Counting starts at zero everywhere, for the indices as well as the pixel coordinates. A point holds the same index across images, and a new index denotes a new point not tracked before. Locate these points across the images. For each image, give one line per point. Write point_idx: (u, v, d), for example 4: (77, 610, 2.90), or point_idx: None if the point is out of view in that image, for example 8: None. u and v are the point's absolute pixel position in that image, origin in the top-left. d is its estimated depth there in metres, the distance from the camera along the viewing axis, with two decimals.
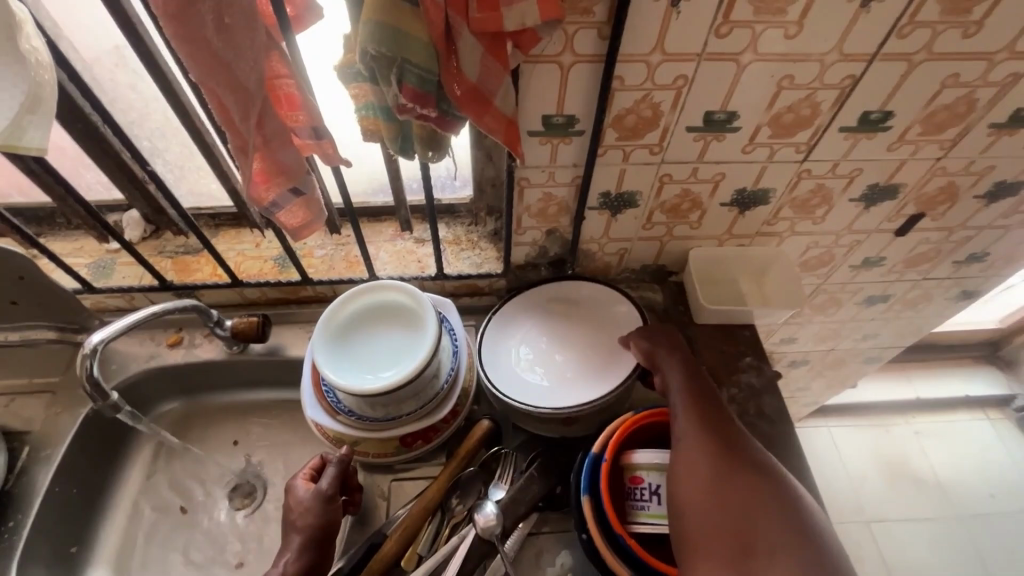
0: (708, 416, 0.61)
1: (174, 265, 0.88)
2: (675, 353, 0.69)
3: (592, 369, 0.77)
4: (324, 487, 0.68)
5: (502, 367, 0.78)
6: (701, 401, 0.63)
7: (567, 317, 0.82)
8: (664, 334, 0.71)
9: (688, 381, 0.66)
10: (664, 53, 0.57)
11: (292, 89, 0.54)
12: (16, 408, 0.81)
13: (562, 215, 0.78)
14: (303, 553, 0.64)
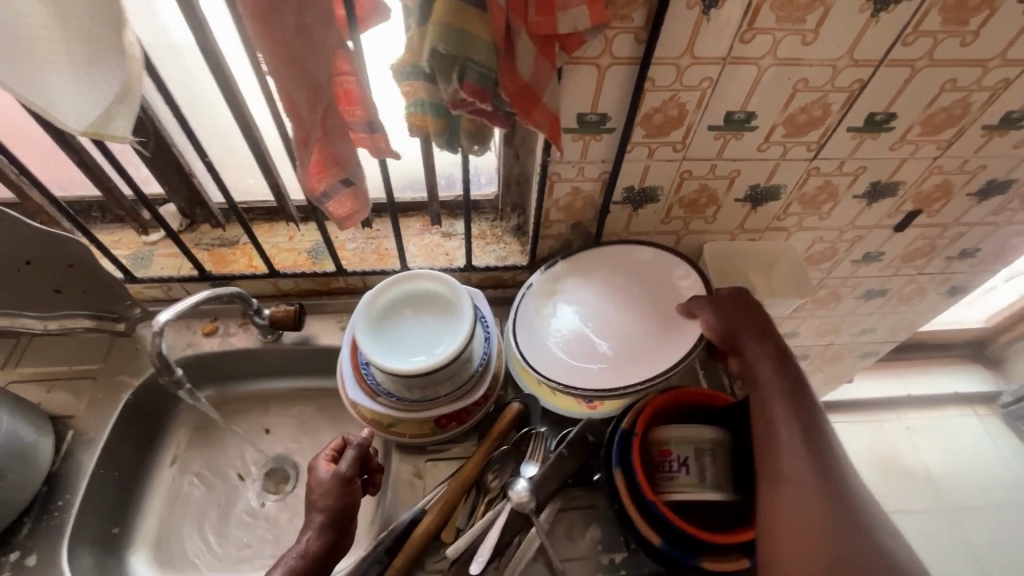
0: (805, 413, 0.61)
1: (211, 257, 0.91)
2: (766, 336, 0.68)
3: (646, 344, 0.77)
4: (343, 471, 0.69)
5: (546, 348, 0.78)
6: (796, 394, 0.62)
7: (618, 288, 0.82)
8: (751, 313, 0.69)
9: (781, 366, 0.65)
10: (693, 56, 0.63)
11: (351, 86, 0.59)
12: (57, 395, 0.83)
13: (588, 209, 0.83)
14: (324, 533, 0.65)
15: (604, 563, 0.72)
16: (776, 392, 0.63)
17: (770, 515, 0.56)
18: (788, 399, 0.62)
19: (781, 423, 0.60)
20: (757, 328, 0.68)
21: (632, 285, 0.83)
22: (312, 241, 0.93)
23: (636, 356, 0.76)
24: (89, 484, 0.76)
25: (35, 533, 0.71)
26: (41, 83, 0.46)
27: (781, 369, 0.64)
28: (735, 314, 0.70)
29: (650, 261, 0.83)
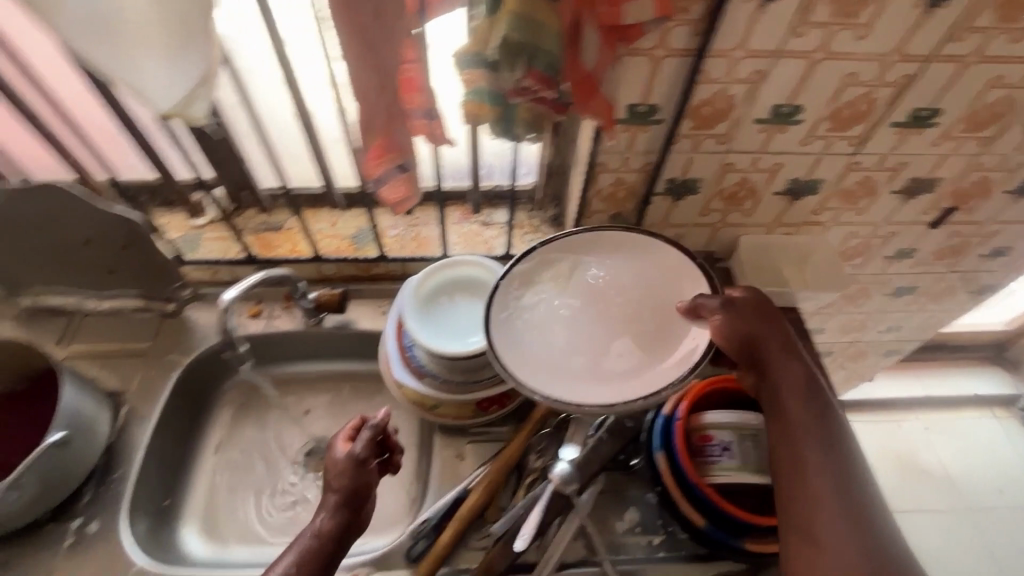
0: (834, 450, 0.59)
1: (256, 241, 0.93)
2: (793, 359, 0.63)
3: (644, 350, 0.68)
4: (359, 451, 0.67)
5: (530, 351, 0.68)
6: (824, 426, 0.60)
7: (614, 281, 0.73)
8: (779, 331, 0.64)
9: (807, 394, 0.62)
10: (746, 49, 0.64)
11: (414, 72, 0.60)
12: (110, 372, 0.86)
13: (629, 199, 0.84)
14: (337, 512, 0.64)
15: (643, 544, 0.74)
16: (805, 426, 0.60)
17: (804, 565, 0.53)
18: (816, 434, 0.59)
19: (814, 478, 0.57)
20: (784, 348, 0.64)
21: (631, 275, 0.73)
22: (354, 227, 0.95)
23: (633, 363, 0.67)
24: (145, 456, 0.78)
25: (96, 501, 0.74)
26: (135, 62, 0.49)
27: (807, 399, 0.61)
28: (762, 330, 0.64)
29: (656, 247, 0.74)
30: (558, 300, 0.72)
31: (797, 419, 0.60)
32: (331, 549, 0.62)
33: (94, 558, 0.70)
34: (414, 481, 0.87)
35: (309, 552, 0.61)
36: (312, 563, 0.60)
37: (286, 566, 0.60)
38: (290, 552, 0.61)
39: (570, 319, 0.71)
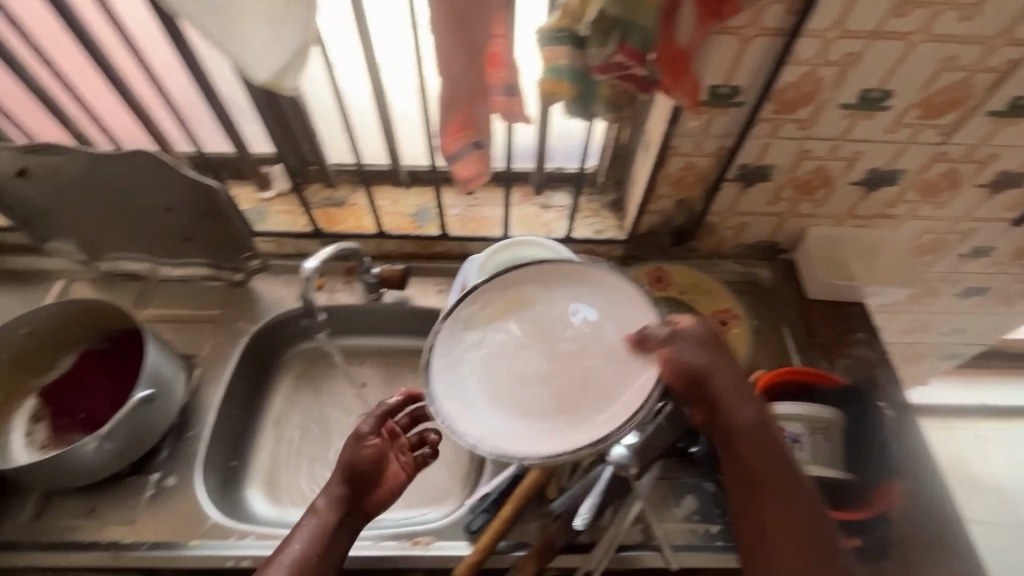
0: (791, 491, 0.58)
1: (321, 216, 0.95)
2: (744, 397, 0.61)
3: (591, 387, 0.62)
4: (365, 431, 0.68)
5: (470, 399, 0.64)
6: (777, 467, 0.59)
7: (559, 314, 0.68)
8: (727, 368, 0.61)
9: (758, 433, 0.60)
10: (841, 29, 0.62)
11: (500, 47, 0.59)
12: (182, 336, 0.89)
13: (697, 184, 0.83)
14: (332, 484, 0.66)
15: (700, 533, 0.74)
16: (759, 472, 0.58)
17: None
18: (772, 479, 0.58)
19: (774, 535, 0.57)
20: (734, 385, 0.61)
21: (575, 310, 0.68)
22: (415, 205, 0.96)
23: (579, 404, 0.62)
24: (217, 417, 0.82)
25: (174, 456, 0.77)
26: (239, 28, 0.50)
27: (760, 441, 0.60)
28: (710, 370, 0.60)
29: (604, 279, 0.69)
30: (502, 340, 0.68)
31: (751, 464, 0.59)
32: (332, 527, 0.63)
33: (173, 507, 0.73)
34: (468, 457, 0.88)
35: (316, 529, 0.63)
36: (314, 540, 0.62)
37: (294, 549, 0.61)
38: (296, 530, 0.63)
39: (514, 358, 0.67)
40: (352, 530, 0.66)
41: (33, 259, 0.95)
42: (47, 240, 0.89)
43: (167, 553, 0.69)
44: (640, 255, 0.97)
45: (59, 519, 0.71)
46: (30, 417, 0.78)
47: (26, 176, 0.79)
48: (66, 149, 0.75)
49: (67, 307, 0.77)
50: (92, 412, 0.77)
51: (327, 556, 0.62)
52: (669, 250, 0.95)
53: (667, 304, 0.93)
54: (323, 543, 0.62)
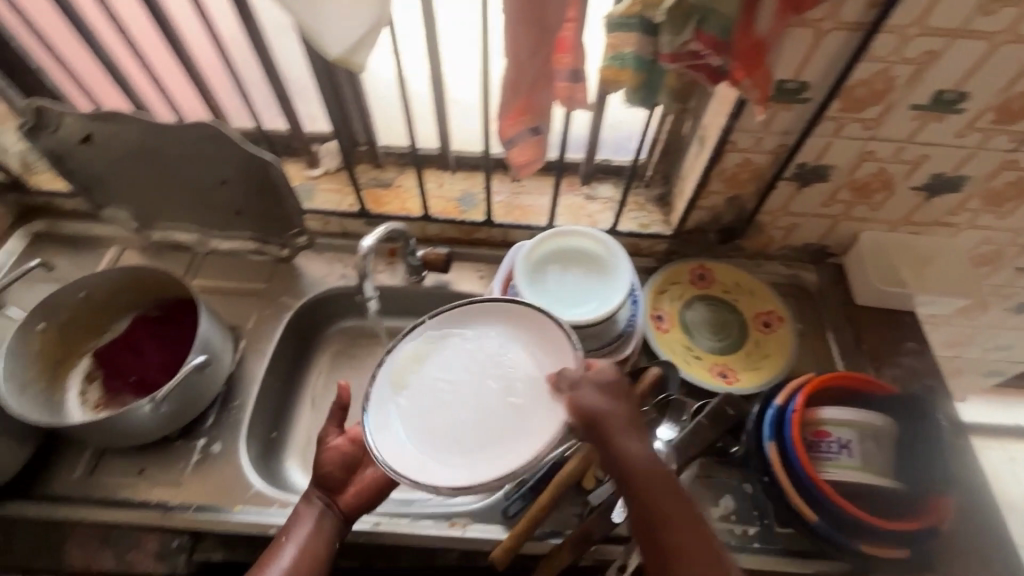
0: (691, 536, 0.53)
1: (367, 196, 0.95)
2: (634, 434, 0.57)
3: (510, 424, 0.60)
4: (326, 436, 0.70)
5: (389, 432, 0.62)
6: (675, 507, 0.54)
7: (487, 350, 0.66)
8: (614, 404, 0.57)
9: (654, 474, 0.55)
10: (922, 26, 0.60)
11: (570, 31, 0.59)
12: (229, 307, 0.91)
13: (752, 181, 0.81)
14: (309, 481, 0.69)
15: (737, 533, 0.73)
16: (657, 517, 0.53)
17: None
18: (668, 524, 0.53)
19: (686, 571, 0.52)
20: (624, 422, 0.57)
21: (514, 351, 0.65)
22: (460, 190, 0.96)
23: (497, 442, 0.59)
24: (260, 388, 0.83)
25: (219, 424, 0.79)
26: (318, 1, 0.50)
27: (655, 480, 0.55)
28: (597, 410, 0.56)
29: (536, 317, 0.66)
30: (427, 376, 0.65)
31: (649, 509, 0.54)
32: (310, 529, 0.64)
33: (217, 473, 0.74)
34: None
35: (298, 533, 0.64)
36: (297, 543, 0.63)
37: (280, 555, 0.62)
38: (282, 535, 0.65)
39: (439, 394, 0.64)
40: (338, 529, 0.66)
41: (88, 225, 0.97)
42: (104, 206, 0.91)
43: (213, 517, 0.70)
44: (684, 251, 0.95)
45: (111, 477, 0.73)
46: (85, 377, 0.80)
47: (90, 142, 0.80)
48: (130, 118, 0.76)
49: (126, 272, 0.78)
50: (143, 376, 0.78)
51: (312, 555, 0.63)
52: (714, 247, 0.94)
53: (708, 302, 0.93)
54: (304, 544, 0.63)
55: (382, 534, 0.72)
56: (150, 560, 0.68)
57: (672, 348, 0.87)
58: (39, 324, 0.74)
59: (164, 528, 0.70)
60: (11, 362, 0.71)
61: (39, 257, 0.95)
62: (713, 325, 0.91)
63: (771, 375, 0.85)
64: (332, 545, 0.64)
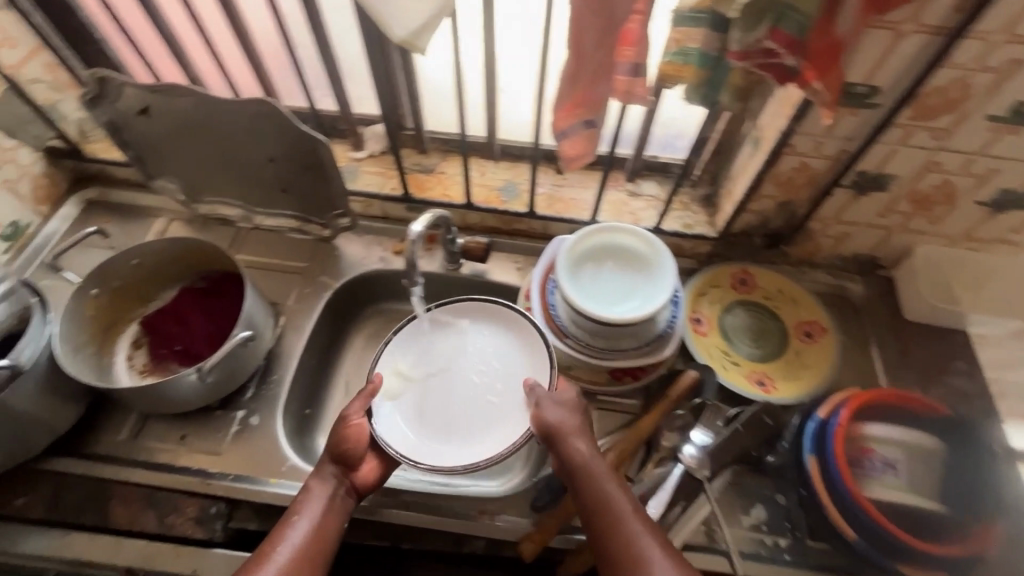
0: (627, 529, 0.58)
1: (410, 181, 0.96)
2: (584, 440, 0.65)
3: (487, 417, 0.74)
4: (350, 413, 0.71)
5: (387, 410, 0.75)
6: (617, 505, 0.60)
7: (479, 350, 0.79)
8: (567, 415, 0.67)
9: (599, 474, 0.63)
10: (1009, 33, 0.57)
11: (636, 24, 0.57)
12: (270, 284, 0.92)
13: (806, 187, 0.79)
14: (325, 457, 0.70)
15: (767, 544, 0.72)
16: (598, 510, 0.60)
17: None
18: (609, 517, 0.60)
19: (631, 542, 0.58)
20: (575, 429, 0.66)
21: (497, 353, 0.79)
22: (503, 179, 0.96)
23: (474, 430, 0.74)
24: (298, 365, 0.85)
25: (258, 398, 0.80)
26: None
27: (599, 479, 0.62)
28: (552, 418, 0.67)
29: (522, 325, 0.78)
30: (422, 366, 0.78)
31: (593, 502, 0.61)
32: (322, 509, 0.66)
33: (256, 444, 0.76)
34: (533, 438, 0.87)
35: (311, 511, 0.65)
36: (309, 520, 0.64)
37: (292, 531, 0.63)
38: (293, 512, 0.65)
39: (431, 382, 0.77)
40: (347, 507, 0.68)
41: (139, 195, 1.00)
42: (155, 177, 0.93)
43: (251, 487, 0.72)
44: (726, 254, 0.94)
45: (154, 442, 0.75)
46: (133, 343, 0.82)
47: (147, 114, 0.82)
48: (188, 92, 0.77)
49: (177, 243, 0.80)
50: (187, 346, 0.80)
51: (323, 532, 0.64)
52: (759, 252, 0.92)
53: (749, 308, 0.91)
54: (316, 521, 0.65)
55: (412, 515, 0.73)
56: (191, 524, 0.70)
57: (710, 352, 0.86)
58: (93, 289, 0.76)
59: (204, 494, 0.72)
60: (66, 324, 0.73)
61: (91, 223, 0.98)
62: (753, 331, 0.89)
63: (812, 387, 0.83)
64: (341, 523, 0.67)
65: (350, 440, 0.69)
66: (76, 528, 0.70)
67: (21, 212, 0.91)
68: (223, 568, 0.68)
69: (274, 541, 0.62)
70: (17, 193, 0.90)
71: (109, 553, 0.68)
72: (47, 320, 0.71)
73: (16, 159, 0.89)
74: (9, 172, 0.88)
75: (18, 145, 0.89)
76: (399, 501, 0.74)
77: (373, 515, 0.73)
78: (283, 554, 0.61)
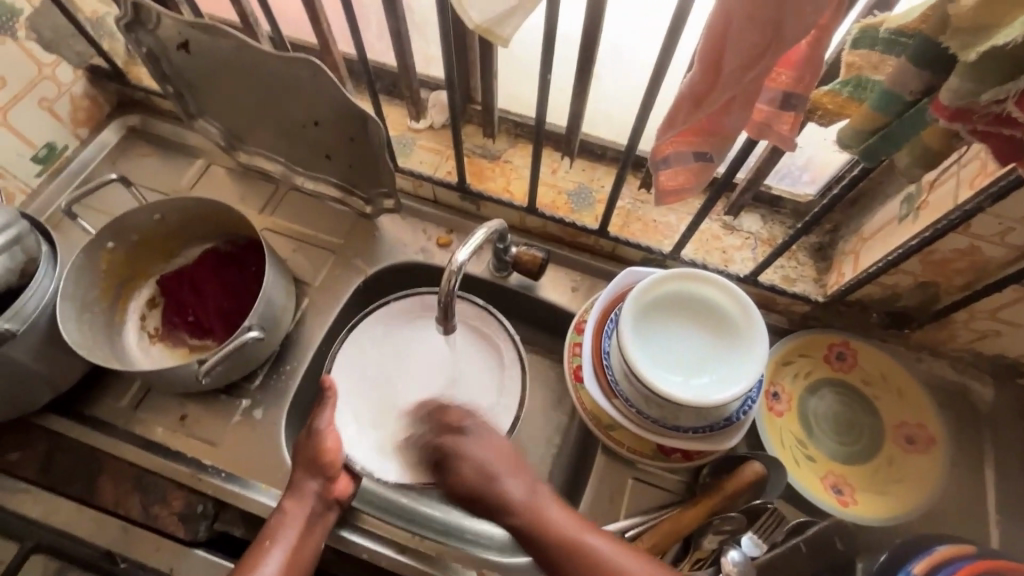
0: (591, 551, 0.54)
1: (470, 167, 0.83)
2: (501, 479, 0.57)
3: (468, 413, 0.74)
4: (320, 425, 0.63)
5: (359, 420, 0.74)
6: (564, 530, 0.55)
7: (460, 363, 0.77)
8: (467, 458, 0.58)
9: (535, 504, 0.56)
10: None
11: (804, 43, 0.42)
12: (299, 257, 0.84)
13: (965, 272, 0.61)
14: (298, 471, 0.63)
15: None
16: (548, 540, 0.54)
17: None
18: (564, 544, 0.54)
19: (528, 512, 0.56)
20: (487, 473, 0.57)
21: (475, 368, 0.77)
22: (575, 182, 0.81)
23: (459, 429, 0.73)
24: (314, 357, 0.77)
25: (265, 388, 0.74)
26: None
27: (534, 505, 0.56)
28: (449, 467, 0.59)
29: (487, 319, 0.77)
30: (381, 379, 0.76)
31: (538, 534, 0.55)
32: (296, 536, 0.59)
33: (255, 441, 0.71)
34: (556, 488, 0.78)
35: (287, 536, 0.59)
36: (285, 547, 0.58)
37: (262, 561, 0.56)
38: (267, 537, 0.58)
39: (408, 390, 0.76)
40: (327, 523, 0.62)
41: (180, 131, 0.92)
42: (196, 117, 0.84)
43: (241, 492, 0.67)
44: (827, 320, 0.77)
45: (153, 416, 0.72)
46: (147, 302, 0.77)
47: (186, 50, 0.72)
48: (230, 34, 0.66)
49: (204, 205, 0.73)
50: (200, 318, 0.74)
51: (300, 554, 0.58)
52: (870, 327, 0.75)
53: (839, 390, 0.75)
54: (293, 543, 0.59)
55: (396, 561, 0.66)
56: (174, 521, 0.65)
57: (782, 438, 0.72)
58: (109, 242, 0.70)
59: (193, 488, 0.67)
60: (76, 278, 0.67)
61: (129, 155, 0.91)
62: (840, 421, 0.73)
63: (906, 510, 0.67)
64: (320, 542, 0.61)
65: (330, 452, 0.62)
66: (64, 495, 0.67)
67: (58, 134, 0.85)
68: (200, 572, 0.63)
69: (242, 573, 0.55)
70: (55, 113, 0.84)
71: (92, 530, 0.65)
72: (52, 275, 0.64)
73: (55, 77, 0.82)
74: (47, 89, 0.81)
75: (57, 61, 0.82)
76: (378, 536, 0.67)
77: (345, 547, 0.67)
78: None
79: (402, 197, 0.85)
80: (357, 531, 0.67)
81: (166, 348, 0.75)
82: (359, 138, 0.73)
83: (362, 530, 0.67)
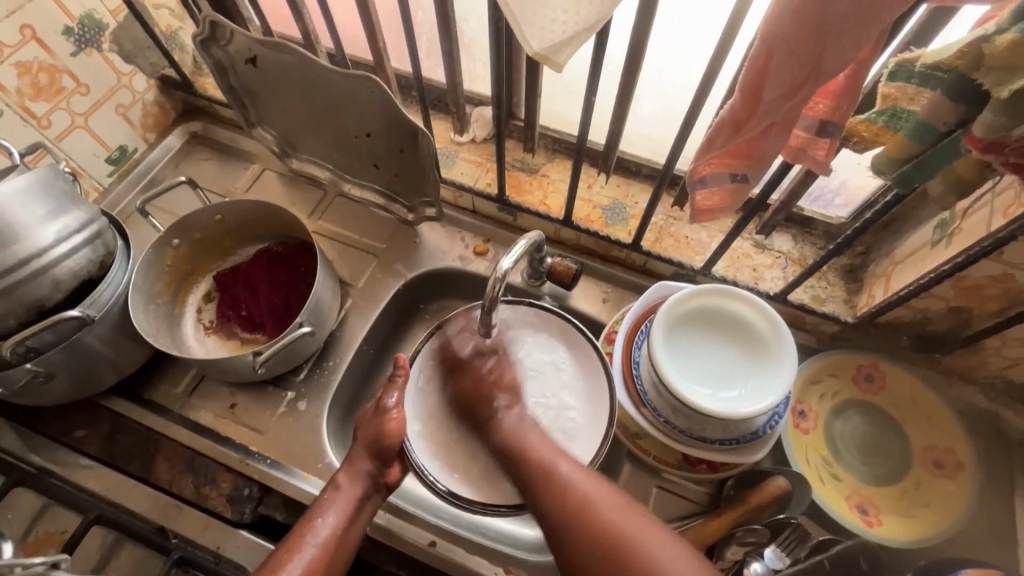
0: (558, 472, 0.56)
1: (509, 180, 0.87)
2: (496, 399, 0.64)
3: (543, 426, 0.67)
4: (389, 405, 0.65)
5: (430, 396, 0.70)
6: (542, 452, 0.59)
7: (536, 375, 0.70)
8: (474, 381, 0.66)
9: (519, 427, 0.62)
10: None
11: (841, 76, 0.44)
12: (343, 260, 0.88)
13: (999, 299, 0.62)
14: (363, 454, 0.64)
15: None
16: (528, 461, 0.58)
17: (543, 504, 0.55)
18: (535, 467, 0.58)
19: (511, 437, 0.61)
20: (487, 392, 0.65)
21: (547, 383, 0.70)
22: (609, 198, 0.84)
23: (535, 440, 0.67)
24: (356, 355, 0.81)
25: (308, 381, 0.79)
26: None
27: (518, 430, 0.62)
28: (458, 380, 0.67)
29: (560, 323, 0.72)
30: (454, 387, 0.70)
31: (520, 456, 0.59)
32: (349, 508, 0.61)
33: (299, 432, 0.75)
34: None
35: (337, 512, 0.60)
36: (334, 523, 0.59)
37: (313, 535, 0.58)
38: (316, 512, 0.60)
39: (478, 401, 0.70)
40: (373, 507, 0.63)
41: (237, 137, 0.98)
42: (255, 125, 0.89)
43: (284, 478, 0.71)
44: (855, 341, 0.78)
45: (205, 402, 0.77)
46: (204, 296, 0.83)
47: (253, 64, 0.77)
48: (295, 51, 0.71)
49: (261, 207, 0.78)
50: (252, 313, 0.79)
51: (346, 537, 0.59)
52: (900, 350, 0.76)
53: (866, 413, 0.76)
54: (343, 522, 0.60)
55: (432, 555, 0.69)
56: (223, 502, 0.70)
57: (808, 456, 0.73)
58: (174, 240, 0.76)
59: (240, 472, 0.72)
60: (144, 272, 0.73)
61: (191, 158, 0.98)
62: (866, 444, 0.74)
63: (934, 532, 0.66)
64: (363, 528, 0.62)
65: (389, 435, 0.63)
66: (121, 472, 0.72)
67: (129, 137, 0.92)
68: (244, 552, 0.67)
69: (293, 544, 0.57)
70: (128, 118, 0.90)
71: (146, 505, 0.70)
72: (126, 269, 0.70)
73: (131, 85, 0.89)
74: (123, 97, 0.88)
75: (134, 71, 0.89)
76: (416, 529, 0.70)
77: (391, 542, 0.70)
78: (297, 565, 0.55)
79: (444, 206, 0.89)
80: (389, 524, 0.71)
81: (219, 340, 0.80)
82: (407, 149, 0.77)
83: (397, 524, 0.71)
